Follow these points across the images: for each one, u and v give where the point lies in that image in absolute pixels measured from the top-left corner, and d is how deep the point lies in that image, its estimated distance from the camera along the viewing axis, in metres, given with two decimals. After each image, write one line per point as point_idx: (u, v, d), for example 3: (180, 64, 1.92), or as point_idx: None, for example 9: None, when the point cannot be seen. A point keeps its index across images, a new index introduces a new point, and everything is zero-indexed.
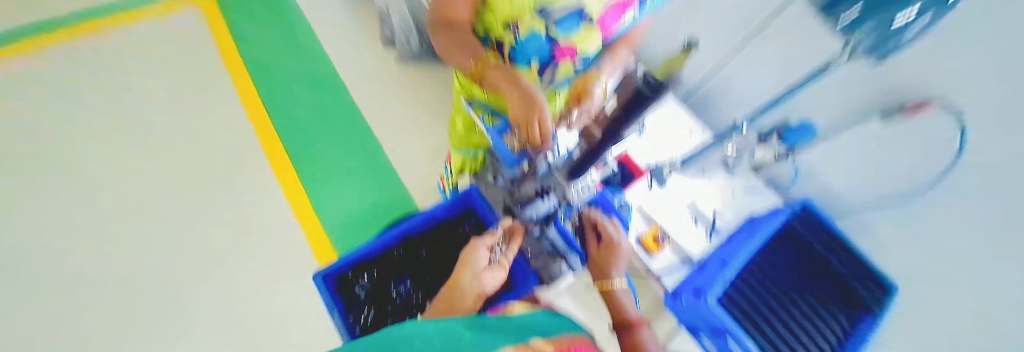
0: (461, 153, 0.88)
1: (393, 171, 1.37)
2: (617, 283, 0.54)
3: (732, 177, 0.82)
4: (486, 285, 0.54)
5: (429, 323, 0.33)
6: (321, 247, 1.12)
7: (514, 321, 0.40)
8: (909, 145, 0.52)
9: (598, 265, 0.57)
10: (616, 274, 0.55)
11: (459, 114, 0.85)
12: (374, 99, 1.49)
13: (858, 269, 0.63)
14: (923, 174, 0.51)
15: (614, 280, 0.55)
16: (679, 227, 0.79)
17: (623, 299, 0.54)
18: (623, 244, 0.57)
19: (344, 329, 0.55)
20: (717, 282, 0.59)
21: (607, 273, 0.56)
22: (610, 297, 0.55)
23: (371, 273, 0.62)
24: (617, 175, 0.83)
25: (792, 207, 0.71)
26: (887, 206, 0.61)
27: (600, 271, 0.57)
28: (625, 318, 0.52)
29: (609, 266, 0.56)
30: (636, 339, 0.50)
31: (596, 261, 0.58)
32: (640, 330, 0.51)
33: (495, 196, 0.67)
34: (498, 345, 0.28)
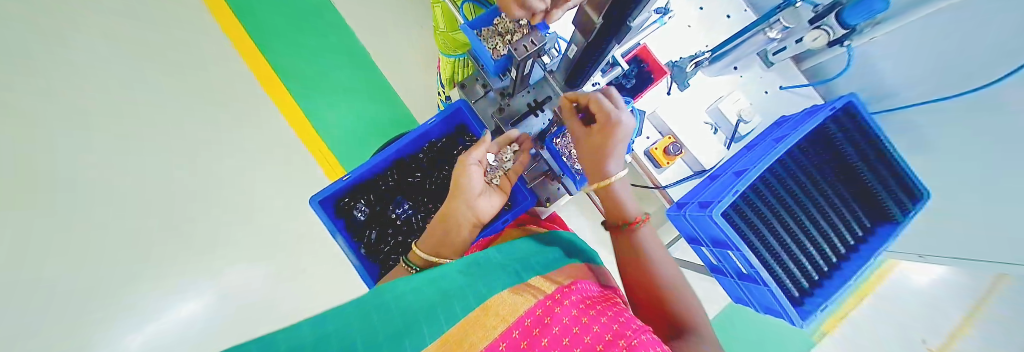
0: (451, 57, 0.79)
1: (391, 86, 1.33)
2: (616, 174, 0.46)
3: (767, 71, 0.71)
4: (483, 208, 0.53)
5: (436, 268, 0.38)
6: (331, 167, 1.22)
7: (515, 253, 0.45)
8: (1003, 22, 0.43)
9: (594, 162, 0.47)
10: (611, 166, 0.46)
11: (436, 4, 0.71)
12: (359, 6, 1.37)
13: (887, 170, 0.57)
14: (1009, 57, 0.43)
15: (611, 175, 0.46)
16: (695, 136, 0.73)
17: (622, 195, 0.47)
18: (622, 120, 0.43)
19: (351, 253, 0.61)
20: (729, 194, 0.53)
21: (602, 172, 0.47)
22: (609, 194, 0.47)
23: (367, 199, 0.67)
24: (631, 77, 0.70)
25: (832, 107, 0.58)
26: (946, 94, 0.54)
27: (600, 167, 0.46)
28: (625, 216, 0.47)
29: (606, 159, 0.45)
30: (634, 238, 0.45)
31: (587, 159, 0.48)
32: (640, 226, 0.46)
33: (484, 109, 0.61)
34: (496, 288, 0.32)
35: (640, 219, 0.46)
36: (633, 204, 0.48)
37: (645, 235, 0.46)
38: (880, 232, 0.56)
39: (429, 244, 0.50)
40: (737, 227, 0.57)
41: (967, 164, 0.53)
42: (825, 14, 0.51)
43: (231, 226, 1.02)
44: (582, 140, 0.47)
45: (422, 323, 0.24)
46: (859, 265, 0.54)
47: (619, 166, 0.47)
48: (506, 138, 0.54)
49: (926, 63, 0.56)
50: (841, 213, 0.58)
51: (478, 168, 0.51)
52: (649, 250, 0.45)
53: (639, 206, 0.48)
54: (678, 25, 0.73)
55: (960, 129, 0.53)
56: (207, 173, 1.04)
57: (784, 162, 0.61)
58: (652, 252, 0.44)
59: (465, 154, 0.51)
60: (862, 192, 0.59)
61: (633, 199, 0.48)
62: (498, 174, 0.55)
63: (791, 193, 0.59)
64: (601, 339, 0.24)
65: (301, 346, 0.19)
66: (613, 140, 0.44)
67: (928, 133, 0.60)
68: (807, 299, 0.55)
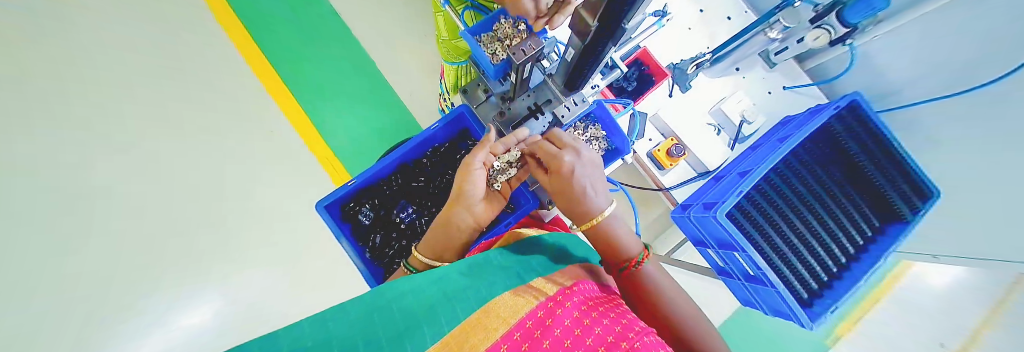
0: (454, 64, 0.81)
1: (394, 93, 1.35)
2: (600, 218, 0.47)
3: (771, 72, 0.71)
4: (481, 211, 0.53)
5: (439, 270, 0.38)
6: (338, 174, 1.26)
7: (516, 255, 0.45)
8: (1009, 14, 0.42)
9: (571, 209, 0.49)
10: (589, 209, 0.47)
11: (439, 14, 0.74)
12: (362, 15, 1.40)
13: (893, 167, 0.57)
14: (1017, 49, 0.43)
15: (594, 218, 0.47)
16: (697, 137, 0.72)
17: (613, 233, 0.47)
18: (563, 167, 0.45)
19: (357, 257, 0.62)
20: (733, 195, 0.52)
21: (583, 216, 0.48)
22: (597, 233, 0.48)
23: (372, 203, 0.68)
24: (632, 79, 0.74)
25: (837, 105, 0.58)
26: (955, 89, 0.53)
27: (579, 213, 0.48)
28: (623, 256, 0.46)
29: (578, 204, 0.47)
30: (640, 273, 0.44)
31: (566, 205, 0.50)
32: (643, 265, 0.45)
33: (486, 114, 0.62)
34: (498, 290, 0.32)
35: (639, 259, 0.44)
36: (632, 241, 0.47)
37: (652, 272, 0.45)
38: (890, 231, 0.55)
39: (431, 248, 0.51)
40: (743, 228, 0.56)
41: (979, 161, 0.52)
42: (827, 13, 0.51)
43: (240, 231, 1.04)
44: (550, 190, 0.50)
45: (423, 325, 0.25)
46: (869, 265, 0.53)
47: (603, 208, 0.48)
48: (517, 138, 0.52)
49: (931, 60, 0.56)
50: (848, 212, 0.57)
51: (481, 172, 0.50)
52: (670, 296, 0.43)
53: (640, 242, 0.47)
54: (677, 28, 0.73)
55: (970, 124, 0.52)
56: (215, 180, 1.07)
57: (788, 161, 0.60)
58: (672, 297, 0.43)
59: (470, 155, 0.50)
60: (870, 191, 0.58)
61: (633, 237, 0.47)
62: (499, 179, 0.55)
63: (796, 194, 0.59)
64: (602, 341, 0.24)
65: (302, 349, 0.19)
66: (570, 184, 0.46)
67: (937, 129, 0.59)
68: (817, 301, 0.54)
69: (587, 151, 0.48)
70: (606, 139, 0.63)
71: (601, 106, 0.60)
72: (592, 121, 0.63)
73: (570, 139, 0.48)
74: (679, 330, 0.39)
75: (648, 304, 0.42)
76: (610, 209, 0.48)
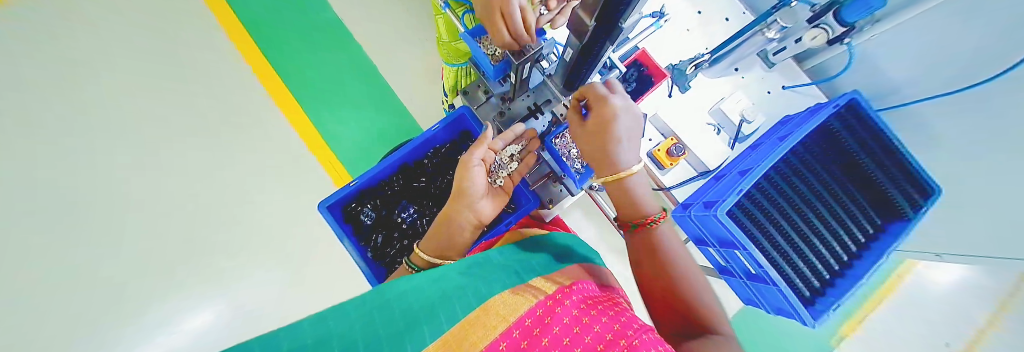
0: (454, 66, 0.82)
1: (396, 97, 1.36)
2: (632, 171, 0.45)
3: (769, 72, 0.71)
4: (485, 209, 0.54)
5: (439, 269, 0.38)
6: (339, 174, 1.24)
7: (516, 255, 0.46)
8: (1005, 13, 0.42)
9: (598, 157, 0.47)
10: (621, 160, 0.45)
11: (440, 16, 0.75)
12: (363, 20, 1.41)
13: (894, 165, 0.57)
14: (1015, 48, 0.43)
15: (626, 171, 0.45)
16: (697, 137, 0.73)
17: (635, 190, 0.47)
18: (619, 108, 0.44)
19: (359, 257, 0.63)
20: (733, 193, 0.53)
21: (615, 165, 0.46)
22: (623, 185, 0.46)
23: (374, 203, 0.69)
24: (631, 81, 0.72)
25: (836, 104, 0.59)
26: (954, 88, 0.53)
27: (604, 163, 0.47)
28: (641, 213, 0.46)
29: (611, 154, 0.45)
30: (653, 233, 0.45)
31: (595, 149, 0.47)
32: (658, 224, 0.45)
33: (487, 114, 0.62)
34: (497, 290, 0.32)
35: (655, 217, 0.45)
36: (650, 202, 0.47)
37: (664, 232, 0.46)
38: (892, 229, 0.55)
39: (433, 246, 0.51)
40: (743, 227, 0.56)
41: (981, 160, 0.52)
42: (823, 13, 0.52)
43: (244, 236, 1.06)
44: (582, 137, 0.48)
45: (422, 324, 0.25)
46: (872, 263, 0.53)
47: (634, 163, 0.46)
48: (513, 134, 0.54)
49: (930, 59, 0.56)
50: (850, 210, 0.57)
51: (481, 168, 0.51)
52: (676, 256, 0.44)
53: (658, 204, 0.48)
54: (676, 29, 0.74)
55: (970, 123, 0.52)
56: (219, 185, 1.08)
57: (789, 160, 0.60)
58: (678, 257, 0.44)
59: (469, 152, 0.51)
60: (872, 189, 0.58)
61: (649, 197, 0.48)
62: (501, 174, 0.58)
63: (797, 192, 0.59)
64: (601, 339, 0.24)
65: (303, 347, 0.19)
66: (610, 132, 0.44)
67: (937, 127, 0.59)
68: (820, 299, 0.54)
69: (635, 106, 0.45)
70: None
71: None
72: None
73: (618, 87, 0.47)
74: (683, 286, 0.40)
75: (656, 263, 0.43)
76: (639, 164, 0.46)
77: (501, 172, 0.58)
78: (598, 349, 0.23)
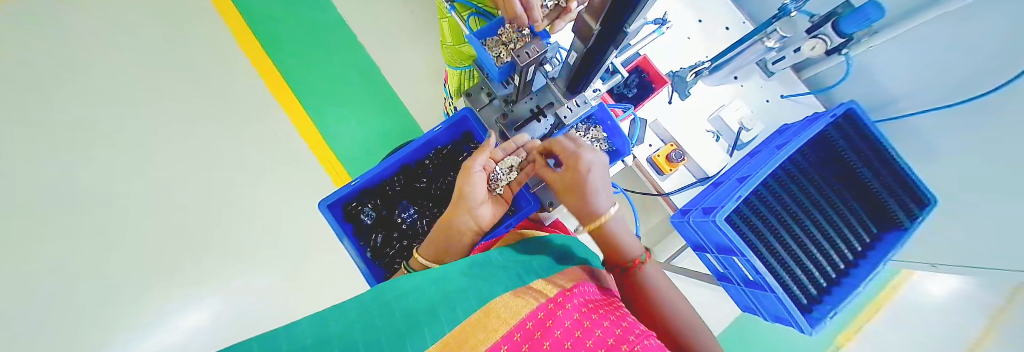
0: (457, 69, 0.83)
1: (397, 96, 1.37)
2: (609, 214, 0.47)
3: (768, 81, 0.72)
4: (484, 216, 0.53)
5: (439, 270, 0.38)
6: (339, 175, 1.25)
7: (516, 256, 0.46)
8: (1001, 26, 0.43)
9: (578, 207, 0.48)
10: (597, 206, 0.46)
11: (444, 19, 0.75)
12: (366, 20, 1.42)
13: (890, 175, 0.57)
14: (1013, 62, 0.44)
15: (602, 215, 0.46)
16: (696, 143, 0.73)
17: (618, 231, 0.47)
18: (580, 160, 0.46)
19: (359, 257, 0.62)
20: (732, 200, 0.53)
21: (591, 211, 0.47)
22: (602, 229, 0.47)
23: (374, 203, 0.69)
24: (632, 86, 0.77)
25: (834, 114, 0.60)
26: (951, 100, 0.54)
27: (583, 211, 0.48)
28: (625, 256, 0.47)
29: (588, 202, 0.47)
30: (640, 277, 0.45)
31: (571, 198, 0.48)
32: (644, 266, 0.46)
33: (490, 116, 0.63)
34: (498, 291, 0.32)
35: (640, 259, 0.46)
36: (634, 243, 0.48)
37: (652, 274, 0.46)
38: (888, 238, 0.55)
39: (430, 250, 0.53)
40: (742, 232, 0.57)
41: (977, 169, 0.52)
42: (823, 23, 0.53)
43: (241, 233, 1.05)
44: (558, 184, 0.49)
45: (423, 325, 0.25)
46: (868, 271, 0.53)
47: (610, 206, 0.47)
48: (512, 145, 0.54)
49: (927, 71, 0.57)
50: (847, 219, 0.58)
51: (482, 175, 0.51)
52: (667, 297, 0.44)
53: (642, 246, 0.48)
54: (677, 37, 0.75)
55: (967, 135, 0.53)
56: (218, 181, 1.07)
57: (786, 167, 0.61)
58: (664, 293, 0.44)
59: (470, 159, 0.51)
60: (867, 199, 0.58)
61: (633, 239, 0.48)
62: (500, 184, 0.56)
63: (795, 201, 0.59)
64: (603, 344, 0.24)
65: (303, 348, 0.19)
66: (581, 181, 0.46)
67: (934, 137, 0.60)
68: (817, 307, 0.54)
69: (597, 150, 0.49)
70: (607, 140, 0.64)
71: (601, 108, 0.62)
72: (593, 124, 0.65)
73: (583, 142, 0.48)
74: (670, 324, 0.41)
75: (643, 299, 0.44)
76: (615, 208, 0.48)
77: (501, 180, 0.56)
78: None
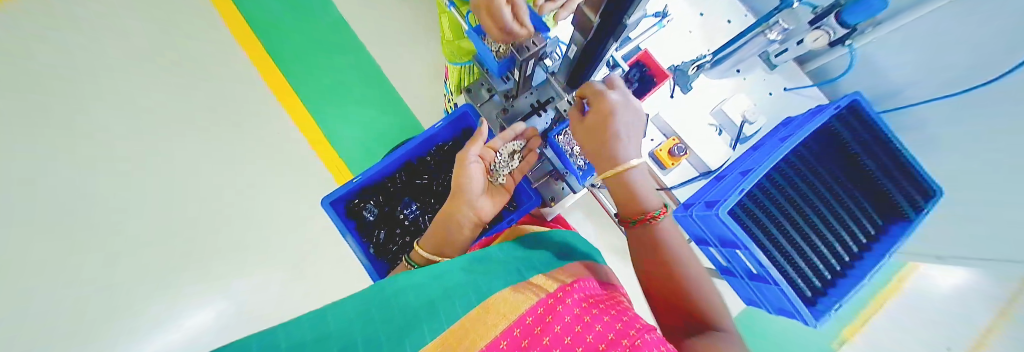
0: (458, 65, 0.81)
1: (397, 94, 1.37)
2: (633, 164, 0.44)
3: (771, 74, 0.72)
4: (484, 206, 0.54)
5: (440, 267, 0.39)
6: (340, 172, 1.26)
7: (517, 252, 0.46)
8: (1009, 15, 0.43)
9: (599, 151, 0.47)
10: (621, 154, 0.45)
11: (445, 14, 0.76)
12: (367, 19, 1.42)
13: (895, 166, 0.57)
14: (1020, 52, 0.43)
15: (626, 163, 0.44)
16: (698, 137, 0.73)
17: (637, 184, 0.45)
18: (610, 99, 0.44)
19: (362, 253, 0.63)
20: (735, 193, 0.53)
21: (615, 158, 0.45)
22: (624, 180, 0.45)
23: (376, 200, 0.70)
24: (633, 80, 0.71)
25: (837, 106, 0.59)
26: (955, 91, 0.54)
27: (605, 155, 0.46)
28: (642, 208, 0.45)
29: (612, 147, 0.45)
30: (654, 228, 0.44)
31: (596, 137, 0.46)
32: (659, 221, 0.44)
33: (490, 112, 0.63)
34: (498, 288, 0.33)
35: (656, 213, 0.44)
36: (652, 197, 0.46)
37: (667, 228, 0.45)
38: (893, 230, 0.55)
39: (432, 243, 0.52)
40: (745, 225, 0.56)
41: (982, 161, 0.52)
42: (825, 15, 0.52)
43: (247, 233, 1.06)
44: (583, 127, 0.48)
45: (423, 322, 0.25)
46: (873, 263, 0.53)
47: (635, 158, 0.46)
48: (512, 131, 0.53)
49: (932, 62, 0.56)
50: (852, 211, 0.57)
51: (478, 166, 0.52)
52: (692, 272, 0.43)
53: (660, 200, 0.46)
54: (677, 31, 0.75)
55: (973, 127, 0.52)
56: (223, 181, 1.09)
57: (789, 160, 0.61)
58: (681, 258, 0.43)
59: (464, 150, 0.52)
60: (872, 190, 0.58)
61: (653, 193, 0.46)
62: (503, 173, 0.57)
63: (798, 193, 0.59)
64: (603, 338, 0.24)
65: (304, 346, 0.19)
66: (608, 125, 0.44)
67: (939, 129, 0.59)
68: (821, 299, 0.54)
69: (634, 100, 0.47)
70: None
71: None
72: None
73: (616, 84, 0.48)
74: (683, 292, 0.41)
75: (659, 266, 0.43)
76: (640, 159, 0.46)
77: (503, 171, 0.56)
78: (598, 348, 0.24)
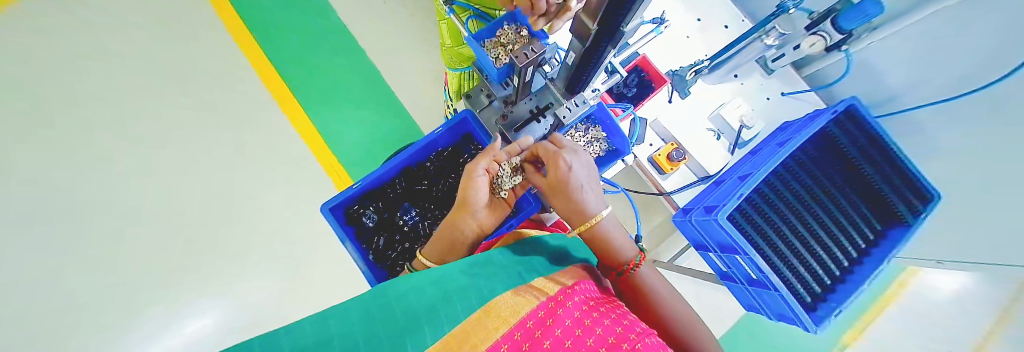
0: (457, 71, 0.83)
1: (397, 99, 1.38)
2: (600, 217, 0.46)
3: (768, 78, 0.72)
4: (485, 217, 0.54)
5: (440, 270, 0.38)
6: (340, 177, 1.26)
7: (516, 256, 0.46)
8: (1000, 21, 0.44)
9: (569, 209, 0.47)
10: (587, 210, 0.46)
11: (443, 21, 0.76)
12: (368, 24, 1.43)
13: (893, 171, 0.57)
14: (1011, 57, 0.44)
15: (594, 218, 0.46)
16: (696, 142, 0.73)
17: (611, 232, 0.47)
18: (563, 159, 0.44)
19: (361, 259, 0.63)
20: (734, 198, 0.53)
21: (583, 215, 0.46)
22: (595, 233, 0.47)
23: (375, 206, 0.69)
24: (631, 86, 0.77)
25: (834, 110, 0.60)
26: (954, 93, 0.54)
27: (576, 213, 0.47)
28: (619, 258, 0.46)
29: (577, 203, 0.46)
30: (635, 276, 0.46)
31: (559, 198, 0.47)
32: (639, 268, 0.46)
33: (490, 118, 0.63)
34: (498, 291, 0.32)
35: (635, 262, 0.46)
36: (628, 244, 0.47)
37: (647, 275, 0.47)
38: (892, 235, 0.55)
39: (434, 251, 0.52)
40: (743, 230, 0.56)
41: (981, 162, 0.52)
42: (822, 20, 0.53)
43: (243, 238, 1.05)
44: (544, 188, 0.48)
45: (423, 324, 0.25)
46: (873, 268, 0.53)
47: (601, 209, 0.47)
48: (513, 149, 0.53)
49: (930, 64, 0.57)
50: (850, 217, 0.57)
51: (485, 178, 0.51)
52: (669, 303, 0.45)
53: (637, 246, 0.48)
54: (675, 36, 0.75)
55: (971, 130, 0.52)
56: (221, 184, 1.08)
57: (787, 164, 0.61)
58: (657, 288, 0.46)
59: (474, 162, 0.51)
60: (871, 195, 0.58)
61: (628, 240, 0.48)
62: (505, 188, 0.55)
63: (796, 198, 0.59)
64: (603, 342, 0.24)
65: (305, 348, 0.19)
66: (568, 186, 0.45)
67: (937, 132, 0.60)
68: (821, 304, 0.54)
69: (583, 153, 0.48)
70: (606, 140, 0.64)
71: (601, 107, 0.61)
72: (592, 123, 0.65)
73: (563, 143, 0.49)
74: (669, 329, 0.42)
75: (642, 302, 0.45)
76: (606, 210, 0.47)
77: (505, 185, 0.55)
78: None
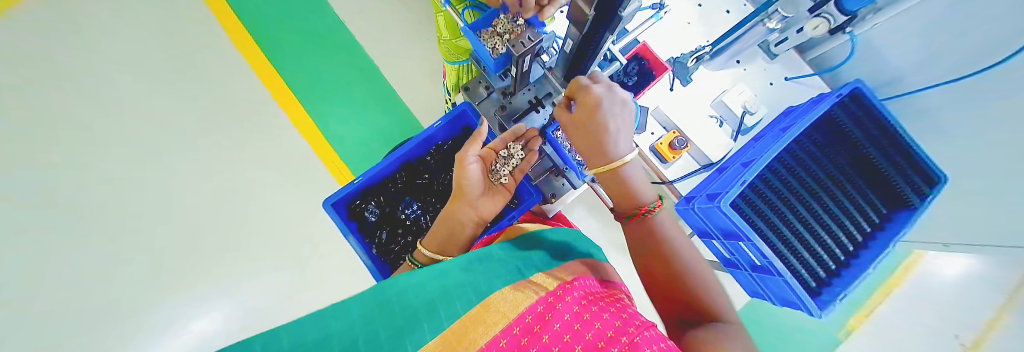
0: (456, 64, 0.83)
1: (396, 95, 1.34)
2: (627, 158, 0.46)
3: (771, 63, 0.71)
4: (486, 205, 0.55)
5: (440, 267, 0.39)
6: (341, 173, 1.23)
7: (517, 251, 0.46)
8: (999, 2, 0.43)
9: (592, 147, 0.47)
10: (611, 150, 0.46)
11: (439, 13, 0.76)
12: (364, 18, 1.39)
13: (900, 155, 0.56)
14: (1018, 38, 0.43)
15: (622, 158, 0.46)
16: (698, 129, 0.73)
17: (634, 179, 0.47)
18: (595, 93, 0.43)
19: (364, 252, 0.64)
20: (736, 185, 0.52)
21: (606, 155, 0.46)
22: (620, 175, 0.47)
23: (377, 200, 0.70)
24: (632, 74, 0.74)
25: (838, 94, 0.59)
26: (960, 75, 0.53)
27: (599, 153, 0.47)
28: (636, 203, 0.47)
29: (603, 143, 0.46)
30: (647, 224, 0.47)
31: (582, 132, 0.47)
32: (655, 214, 0.47)
33: (489, 110, 0.63)
34: (498, 286, 0.33)
35: (650, 207, 0.46)
36: (647, 191, 0.48)
37: (663, 221, 0.47)
38: (897, 219, 0.54)
39: (436, 242, 0.51)
40: (747, 217, 0.56)
41: (988, 147, 0.51)
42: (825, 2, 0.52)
43: (250, 238, 1.08)
44: (570, 127, 0.48)
45: (423, 320, 0.25)
46: (880, 252, 0.53)
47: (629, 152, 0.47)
48: (513, 131, 0.53)
49: (936, 47, 0.55)
50: (855, 201, 0.57)
51: (478, 166, 0.53)
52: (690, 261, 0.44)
53: (654, 193, 0.49)
54: (675, 22, 0.74)
55: (979, 112, 0.51)
56: (225, 187, 1.11)
57: (791, 151, 0.60)
58: (683, 254, 0.44)
59: (463, 150, 0.53)
60: (880, 179, 0.57)
61: (648, 187, 0.48)
62: (503, 173, 0.57)
63: (802, 185, 0.58)
64: (602, 336, 0.24)
65: (309, 344, 0.19)
66: (596, 124, 0.44)
67: (944, 115, 0.58)
68: (825, 289, 0.54)
69: (620, 91, 0.46)
70: None
71: None
72: None
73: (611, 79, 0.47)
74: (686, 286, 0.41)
75: (667, 266, 0.44)
76: (633, 154, 0.47)
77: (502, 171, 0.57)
78: (598, 345, 0.23)
